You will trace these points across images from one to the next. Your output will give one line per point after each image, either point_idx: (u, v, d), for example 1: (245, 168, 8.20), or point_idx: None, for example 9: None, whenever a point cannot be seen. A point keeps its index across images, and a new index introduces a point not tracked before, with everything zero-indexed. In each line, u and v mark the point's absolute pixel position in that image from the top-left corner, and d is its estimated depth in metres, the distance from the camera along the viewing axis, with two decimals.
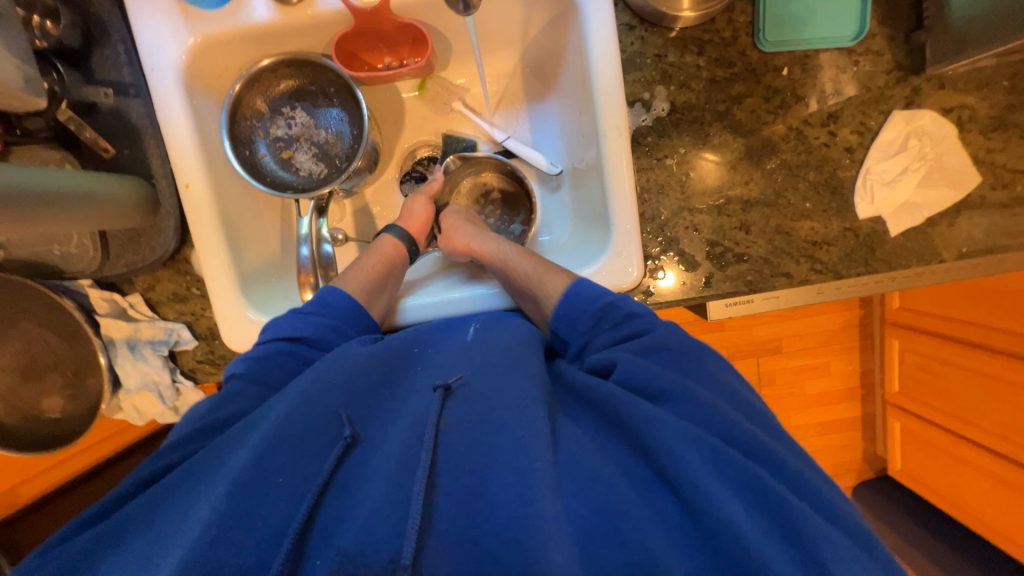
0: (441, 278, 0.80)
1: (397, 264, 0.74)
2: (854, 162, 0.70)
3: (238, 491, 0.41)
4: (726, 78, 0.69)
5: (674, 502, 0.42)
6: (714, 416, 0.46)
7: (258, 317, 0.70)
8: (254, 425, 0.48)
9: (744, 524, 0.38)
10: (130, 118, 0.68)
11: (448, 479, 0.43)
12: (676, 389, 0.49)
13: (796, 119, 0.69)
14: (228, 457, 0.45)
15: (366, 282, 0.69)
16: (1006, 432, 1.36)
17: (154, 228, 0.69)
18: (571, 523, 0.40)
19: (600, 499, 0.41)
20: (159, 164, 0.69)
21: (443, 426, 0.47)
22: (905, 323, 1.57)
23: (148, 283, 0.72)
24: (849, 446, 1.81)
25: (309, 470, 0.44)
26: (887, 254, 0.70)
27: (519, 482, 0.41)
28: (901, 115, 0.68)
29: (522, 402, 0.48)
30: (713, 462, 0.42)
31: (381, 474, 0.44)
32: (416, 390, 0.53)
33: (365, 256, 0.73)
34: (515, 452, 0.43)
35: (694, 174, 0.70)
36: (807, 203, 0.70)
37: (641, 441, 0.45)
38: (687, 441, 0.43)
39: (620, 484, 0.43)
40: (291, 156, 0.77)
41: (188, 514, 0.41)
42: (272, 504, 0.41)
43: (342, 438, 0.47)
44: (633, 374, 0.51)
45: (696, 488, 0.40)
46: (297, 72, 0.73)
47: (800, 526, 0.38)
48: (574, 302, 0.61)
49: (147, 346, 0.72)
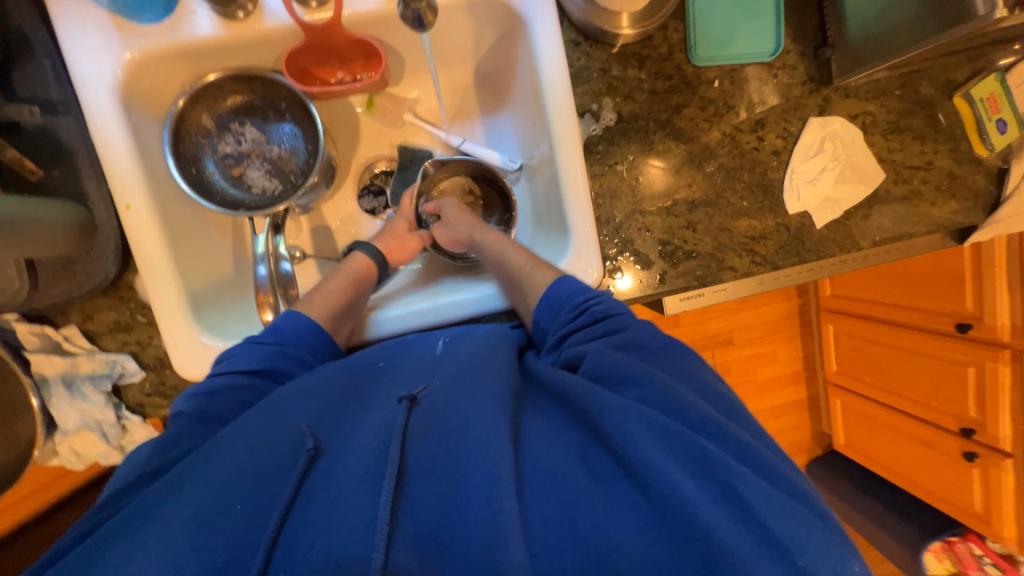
0: (415, 289, 0.80)
1: (364, 284, 0.72)
2: (780, 163, 0.77)
3: (195, 524, 0.40)
4: (665, 90, 0.75)
5: (629, 483, 0.44)
6: (665, 392, 0.49)
7: (213, 341, 0.66)
8: (213, 453, 0.47)
9: (695, 495, 0.41)
10: (59, 137, 0.63)
11: (416, 483, 0.44)
12: (641, 374, 0.51)
13: (729, 126, 0.76)
14: (181, 491, 0.44)
15: (332, 304, 0.68)
16: (928, 400, 1.52)
17: (91, 253, 0.65)
18: (539, 519, 0.42)
19: (562, 487, 0.43)
20: (95, 185, 0.64)
21: (410, 435, 0.47)
22: (838, 308, 1.72)
23: (85, 314, 0.67)
24: (798, 426, 1.95)
25: (275, 491, 0.44)
26: (816, 244, 0.78)
27: (485, 481, 0.43)
28: (816, 121, 0.77)
29: (489, 405, 0.49)
30: (661, 434, 0.45)
31: (348, 483, 0.43)
32: (381, 401, 0.53)
33: (330, 278, 0.71)
34: (481, 453, 0.44)
35: (643, 179, 0.75)
36: (744, 202, 0.77)
37: (598, 427, 0.47)
38: (643, 426, 0.45)
39: (581, 470, 0.45)
40: (243, 173, 0.74)
41: (147, 546, 0.39)
42: (230, 528, 0.40)
43: (306, 450, 0.46)
44: (599, 363, 0.53)
45: (648, 463, 0.42)
46: (245, 87, 0.71)
47: (744, 493, 0.41)
48: (551, 303, 0.62)
49: (87, 381, 0.66)
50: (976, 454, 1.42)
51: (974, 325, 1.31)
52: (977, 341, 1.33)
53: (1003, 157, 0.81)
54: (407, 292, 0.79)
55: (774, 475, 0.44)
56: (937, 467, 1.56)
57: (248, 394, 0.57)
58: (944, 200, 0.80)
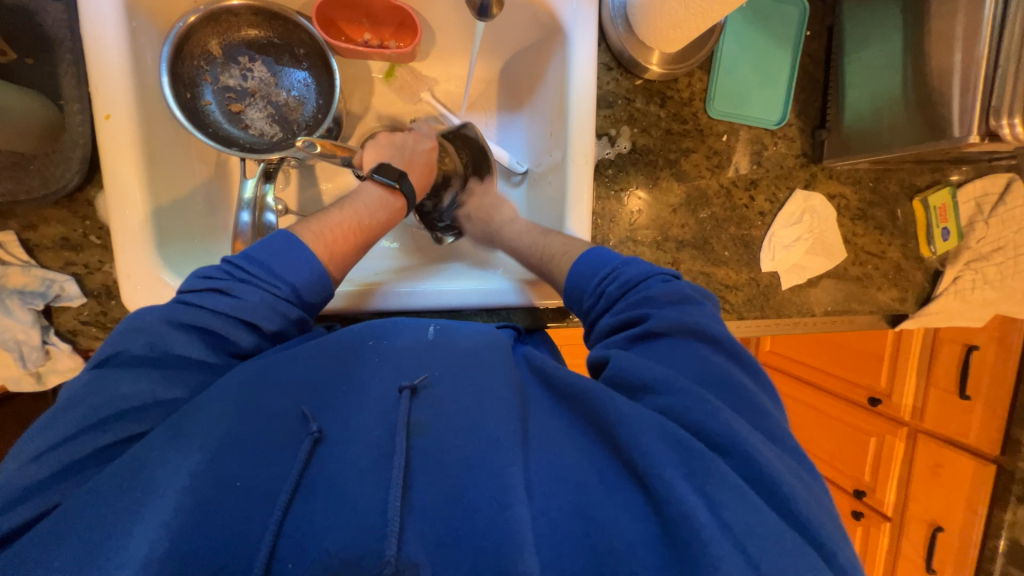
0: (409, 267, 0.78)
1: (374, 219, 0.67)
2: (764, 224, 0.83)
3: (198, 498, 0.41)
4: (679, 132, 0.79)
5: (640, 494, 0.46)
6: (694, 396, 0.50)
7: (175, 281, 0.62)
8: (194, 412, 0.46)
9: (705, 517, 0.42)
10: (42, 23, 0.56)
11: (424, 480, 0.46)
12: (660, 381, 0.52)
13: (726, 180, 0.81)
14: (163, 463, 0.42)
15: (349, 248, 0.63)
16: (832, 460, 1.68)
17: (52, 157, 0.58)
18: (547, 525, 0.44)
19: (572, 494, 0.46)
20: (74, 84, 0.58)
21: (415, 430, 0.48)
22: (772, 364, 1.88)
23: (28, 222, 0.60)
24: None
25: (280, 471, 0.44)
26: (778, 303, 0.85)
27: (497, 488, 0.45)
28: (801, 193, 0.84)
29: (501, 411, 0.51)
30: (671, 443, 0.47)
31: (354, 471, 0.45)
32: (377, 383, 0.53)
33: (338, 208, 0.65)
34: (489, 459, 0.47)
35: (641, 211, 0.78)
36: (726, 252, 0.82)
37: (613, 433, 0.49)
38: (656, 436, 0.48)
39: (589, 476, 0.48)
40: (241, 111, 0.70)
41: (152, 512, 0.40)
42: (230, 509, 0.41)
43: (309, 433, 0.47)
44: (627, 369, 0.54)
45: (661, 479, 0.45)
46: (266, 23, 0.67)
47: (751, 528, 0.42)
48: (573, 294, 0.66)
49: (14, 296, 0.59)
50: (863, 514, 1.60)
51: (883, 400, 1.47)
52: (883, 415, 1.49)
53: (940, 261, 0.92)
54: (402, 269, 0.77)
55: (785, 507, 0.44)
56: None
57: (245, 347, 0.52)
58: (888, 287, 0.90)
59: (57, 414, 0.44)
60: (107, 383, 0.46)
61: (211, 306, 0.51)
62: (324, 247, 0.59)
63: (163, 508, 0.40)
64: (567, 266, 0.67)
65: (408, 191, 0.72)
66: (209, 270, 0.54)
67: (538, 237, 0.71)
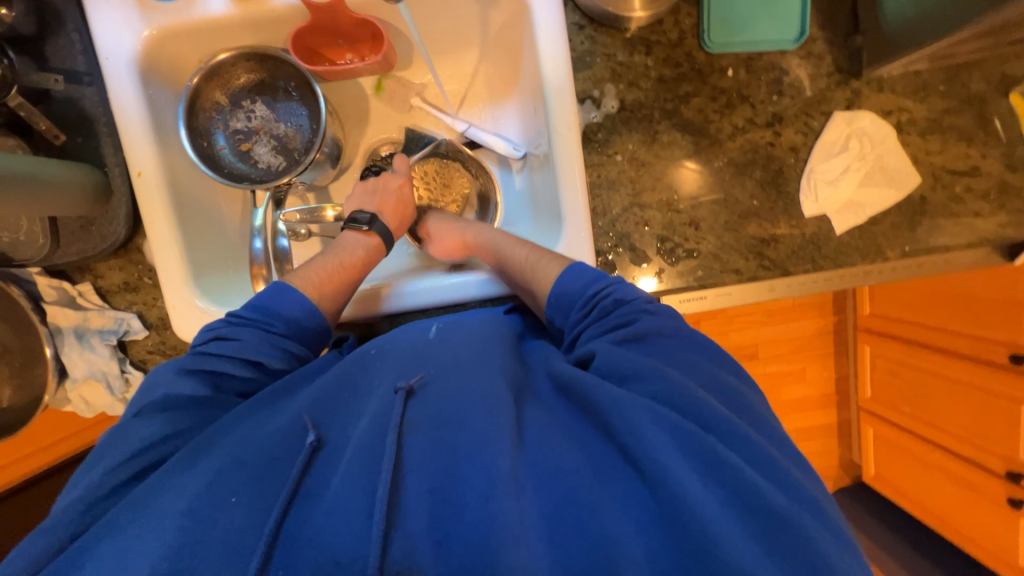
0: (420, 269, 0.80)
1: (356, 257, 0.70)
2: (799, 160, 0.72)
3: (195, 511, 0.41)
4: (673, 78, 0.71)
5: (636, 479, 0.42)
6: (675, 391, 0.46)
7: (207, 306, 0.70)
8: (211, 443, 0.48)
9: (703, 507, 0.39)
10: (83, 106, 0.68)
11: (416, 482, 0.42)
12: (648, 370, 0.48)
13: (742, 118, 0.72)
14: (169, 487, 0.44)
15: (338, 288, 0.67)
16: (971, 437, 1.37)
17: (105, 216, 0.69)
18: (538, 518, 0.41)
19: (564, 484, 0.42)
20: (112, 152, 0.69)
21: (406, 428, 0.45)
22: (876, 329, 1.58)
23: (99, 272, 0.72)
24: (825, 452, 1.81)
25: (275, 487, 0.44)
26: (832, 252, 0.72)
27: (483, 479, 0.42)
28: (842, 116, 0.71)
29: (485, 398, 0.47)
30: (664, 427, 0.43)
31: (345, 477, 0.43)
32: (376, 389, 0.51)
33: (320, 257, 0.69)
34: (477, 451, 0.43)
35: (671, 178, 0.72)
36: (754, 201, 0.72)
37: (606, 420, 0.45)
38: (648, 418, 0.44)
39: (581, 463, 0.43)
40: (250, 148, 0.77)
41: (158, 522, 0.41)
42: (226, 524, 0.41)
43: (307, 443, 0.46)
44: (612, 357, 0.50)
45: (656, 463, 0.41)
46: (257, 65, 0.74)
47: (763, 503, 0.39)
48: (560, 302, 0.61)
49: (96, 335, 0.71)
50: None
51: None
52: None
53: None
54: (414, 271, 0.79)
55: (774, 469, 0.42)
56: (976, 509, 1.41)
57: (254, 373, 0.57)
58: (991, 211, 0.72)
59: (104, 450, 0.49)
60: (128, 432, 0.50)
61: (217, 351, 0.56)
62: (313, 291, 0.64)
63: (166, 529, 0.40)
64: (555, 274, 0.63)
65: (382, 230, 0.73)
66: (215, 324, 0.59)
67: (514, 247, 0.69)
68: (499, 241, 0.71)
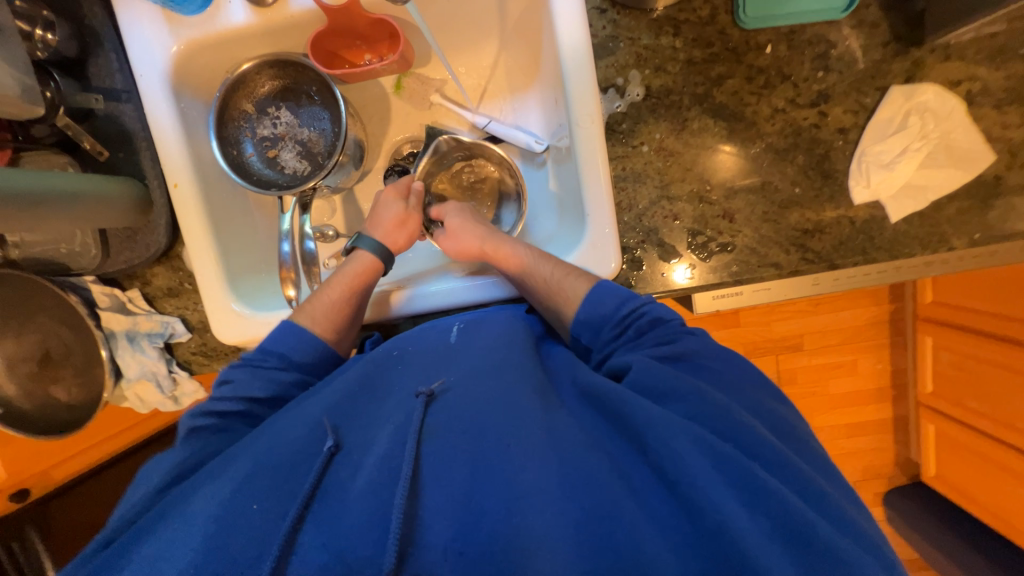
0: (433, 271, 0.79)
1: (357, 284, 0.69)
2: (848, 143, 0.66)
3: (217, 523, 0.41)
4: (704, 58, 0.66)
5: (669, 501, 0.41)
6: (711, 412, 0.45)
7: (242, 309, 0.73)
8: (235, 453, 0.49)
9: (746, 531, 0.38)
10: (123, 122, 0.71)
11: (433, 491, 0.42)
12: (688, 390, 0.48)
13: (783, 98, 0.66)
14: (197, 491, 0.46)
15: (343, 315, 0.67)
16: None
17: (147, 226, 0.73)
18: (563, 534, 0.39)
19: (592, 497, 0.41)
20: (151, 166, 0.72)
21: (425, 436, 0.45)
22: (939, 318, 1.45)
23: (146, 279, 0.77)
24: (880, 449, 1.68)
25: (293, 491, 0.44)
26: (888, 241, 0.66)
27: (506, 492, 0.41)
28: (900, 91, 0.65)
29: (508, 407, 0.47)
30: (700, 446, 0.42)
31: (362, 484, 0.43)
32: (397, 393, 0.51)
33: (323, 286, 0.68)
34: (499, 461, 0.43)
35: (711, 164, 0.67)
36: (796, 189, 0.67)
37: (639, 437, 0.45)
38: (685, 437, 0.43)
39: (609, 475, 0.42)
40: (277, 155, 0.78)
41: (186, 526, 0.42)
42: (247, 531, 0.41)
43: (325, 447, 0.46)
44: (647, 373, 0.50)
45: (694, 486, 0.40)
46: (280, 72, 0.75)
47: (807, 530, 0.38)
48: (589, 319, 0.59)
49: (145, 338, 0.76)
50: None
51: None
52: None
53: None
54: (429, 273, 0.79)
55: (817, 498, 0.41)
56: None
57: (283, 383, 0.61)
58: None
59: (146, 473, 0.53)
60: (160, 461, 0.54)
61: (219, 393, 0.60)
62: (321, 325, 0.65)
63: (191, 536, 0.41)
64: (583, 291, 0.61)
65: (370, 245, 0.71)
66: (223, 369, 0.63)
67: (537, 262, 0.65)
68: (521, 255, 0.67)
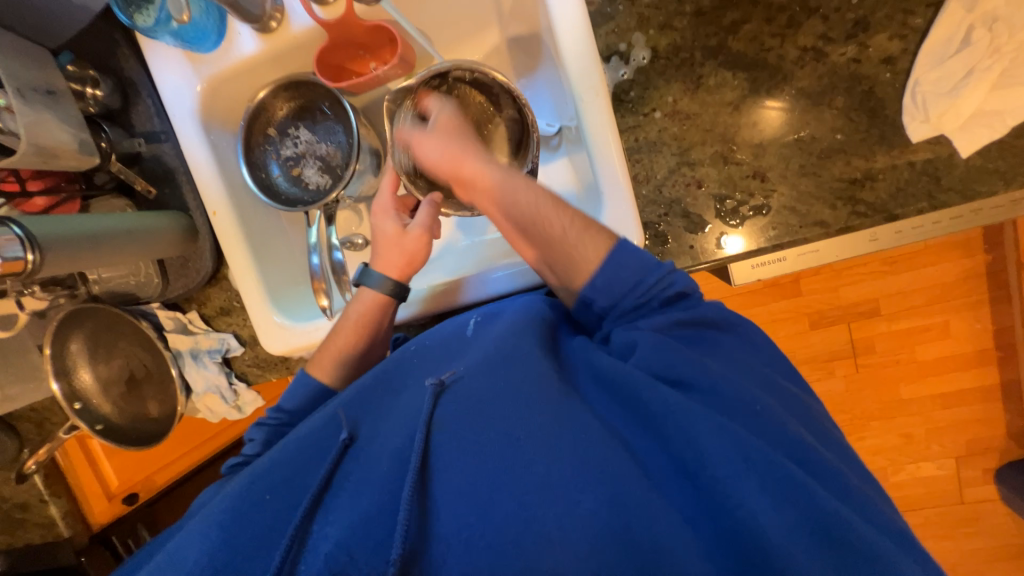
0: (487, 254, 0.74)
1: (371, 323, 0.66)
2: (896, 74, 0.59)
3: (227, 521, 0.45)
4: (714, 7, 0.61)
5: (692, 491, 0.44)
6: (731, 399, 0.48)
7: (283, 321, 0.77)
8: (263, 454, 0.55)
9: (771, 524, 0.40)
10: (165, 161, 0.78)
11: (441, 483, 0.45)
12: (717, 379, 0.49)
13: (811, 37, 0.60)
14: (220, 494, 0.50)
15: (356, 354, 0.66)
16: None
17: (196, 253, 0.80)
18: (581, 528, 0.41)
19: (613, 489, 0.42)
20: (193, 198, 0.79)
21: (435, 427, 0.47)
22: None
23: (201, 300, 0.84)
24: (985, 420, 1.47)
25: (304, 483, 0.48)
26: (957, 181, 0.58)
27: (520, 489, 0.43)
28: (958, 4, 0.57)
29: (524, 399, 0.47)
30: (728, 439, 0.44)
31: (376, 477, 0.46)
32: (411, 386, 0.54)
33: (334, 334, 0.66)
34: (512, 455, 0.44)
35: (746, 123, 0.62)
36: (838, 136, 0.60)
37: (663, 428, 0.46)
38: (716, 430, 0.44)
39: (630, 469, 0.44)
40: (301, 173, 0.82)
41: (198, 529, 0.46)
42: (257, 527, 0.45)
43: (340, 439, 0.50)
44: (661, 356, 0.50)
45: (722, 479, 0.43)
46: (294, 93, 0.78)
47: (835, 520, 0.41)
48: (618, 307, 0.56)
49: (206, 354, 0.84)
50: None
51: None
52: None
53: None
54: (482, 256, 0.74)
55: (842, 486, 0.45)
56: None
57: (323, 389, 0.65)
58: None
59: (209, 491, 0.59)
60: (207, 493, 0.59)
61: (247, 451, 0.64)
62: (342, 367, 0.66)
63: (205, 538, 0.45)
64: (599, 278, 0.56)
65: (377, 283, 0.66)
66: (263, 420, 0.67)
67: (550, 211, 0.57)
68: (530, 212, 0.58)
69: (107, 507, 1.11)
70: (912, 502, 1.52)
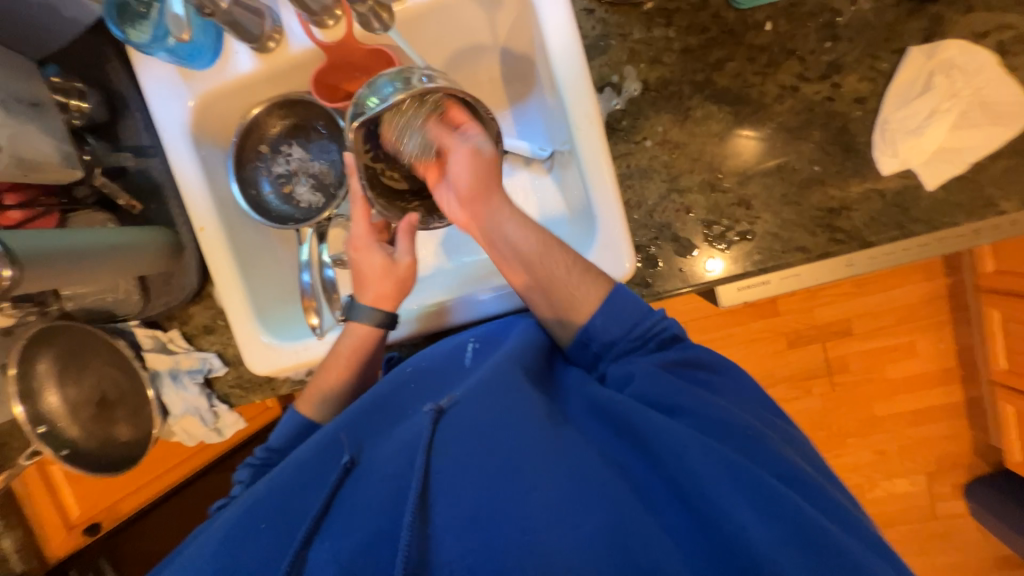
0: (475, 272, 0.74)
1: (362, 351, 0.64)
2: (867, 112, 0.64)
3: (223, 548, 0.44)
4: (700, 45, 0.65)
5: (690, 517, 0.45)
6: (724, 424, 0.49)
7: (271, 341, 0.75)
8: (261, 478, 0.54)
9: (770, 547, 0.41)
10: (152, 176, 0.77)
11: (442, 509, 0.44)
12: (715, 407, 0.50)
13: (790, 75, 0.64)
14: (219, 519, 0.49)
15: (347, 382, 0.64)
16: None
17: (180, 269, 0.78)
18: (582, 554, 0.41)
19: (615, 513, 0.43)
20: (180, 213, 0.77)
21: (435, 451, 0.47)
22: (1003, 288, 1.33)
23: (183, 319, 0.82)
24: (952, 436, 1.53)
25: (300, 510, 0.47)
26: (924, 213, 0.62)
27: (522, 514, 0.43)
28: (920, 50, 0.63)
29: (525, 422, 0.47)
30: (725, 468, 0.45)
31: (376, 503, 0.45)
32: (411, 411, 0.53)
33: (325, 365, 0.64)
34: (514, 481, 0.44)
35: (728, 153, 0.65)
36: (816, 167, 0.64)
37: (659, 456, 0.47)
38: (714, 456, 0.45)
39: (626, 493, 0.45)
40: (292, 190, 0.81)
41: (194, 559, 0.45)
42: (255, 553, 0.44)
43: (340, 463, 0.49)
44: (651, 385, 0.51)
45: (722, 503, 0.43)
46: (288, 111, 0.78)
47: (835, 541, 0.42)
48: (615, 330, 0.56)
49: (187, 375, 0.81)
50: None
51: None
52: None
53: None
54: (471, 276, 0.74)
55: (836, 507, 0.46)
56: None
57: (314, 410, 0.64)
58: None
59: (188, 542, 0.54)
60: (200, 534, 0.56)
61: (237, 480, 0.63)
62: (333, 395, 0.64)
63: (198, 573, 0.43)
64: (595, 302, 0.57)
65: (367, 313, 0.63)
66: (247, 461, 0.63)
67: (550, 249, 0.57)
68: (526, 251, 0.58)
69: (64, 539, 1.03)
70: (888, 518, 1.55)
